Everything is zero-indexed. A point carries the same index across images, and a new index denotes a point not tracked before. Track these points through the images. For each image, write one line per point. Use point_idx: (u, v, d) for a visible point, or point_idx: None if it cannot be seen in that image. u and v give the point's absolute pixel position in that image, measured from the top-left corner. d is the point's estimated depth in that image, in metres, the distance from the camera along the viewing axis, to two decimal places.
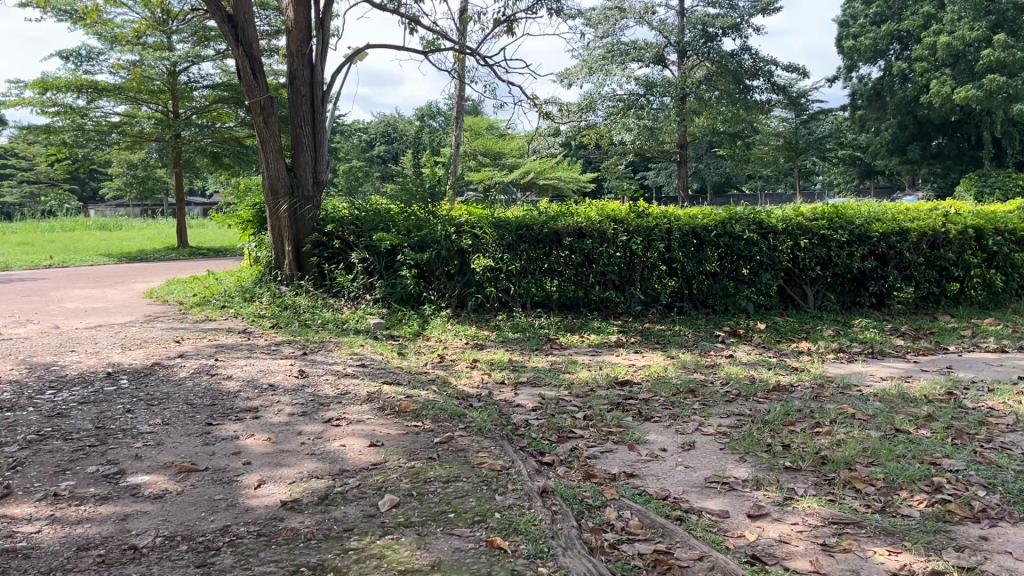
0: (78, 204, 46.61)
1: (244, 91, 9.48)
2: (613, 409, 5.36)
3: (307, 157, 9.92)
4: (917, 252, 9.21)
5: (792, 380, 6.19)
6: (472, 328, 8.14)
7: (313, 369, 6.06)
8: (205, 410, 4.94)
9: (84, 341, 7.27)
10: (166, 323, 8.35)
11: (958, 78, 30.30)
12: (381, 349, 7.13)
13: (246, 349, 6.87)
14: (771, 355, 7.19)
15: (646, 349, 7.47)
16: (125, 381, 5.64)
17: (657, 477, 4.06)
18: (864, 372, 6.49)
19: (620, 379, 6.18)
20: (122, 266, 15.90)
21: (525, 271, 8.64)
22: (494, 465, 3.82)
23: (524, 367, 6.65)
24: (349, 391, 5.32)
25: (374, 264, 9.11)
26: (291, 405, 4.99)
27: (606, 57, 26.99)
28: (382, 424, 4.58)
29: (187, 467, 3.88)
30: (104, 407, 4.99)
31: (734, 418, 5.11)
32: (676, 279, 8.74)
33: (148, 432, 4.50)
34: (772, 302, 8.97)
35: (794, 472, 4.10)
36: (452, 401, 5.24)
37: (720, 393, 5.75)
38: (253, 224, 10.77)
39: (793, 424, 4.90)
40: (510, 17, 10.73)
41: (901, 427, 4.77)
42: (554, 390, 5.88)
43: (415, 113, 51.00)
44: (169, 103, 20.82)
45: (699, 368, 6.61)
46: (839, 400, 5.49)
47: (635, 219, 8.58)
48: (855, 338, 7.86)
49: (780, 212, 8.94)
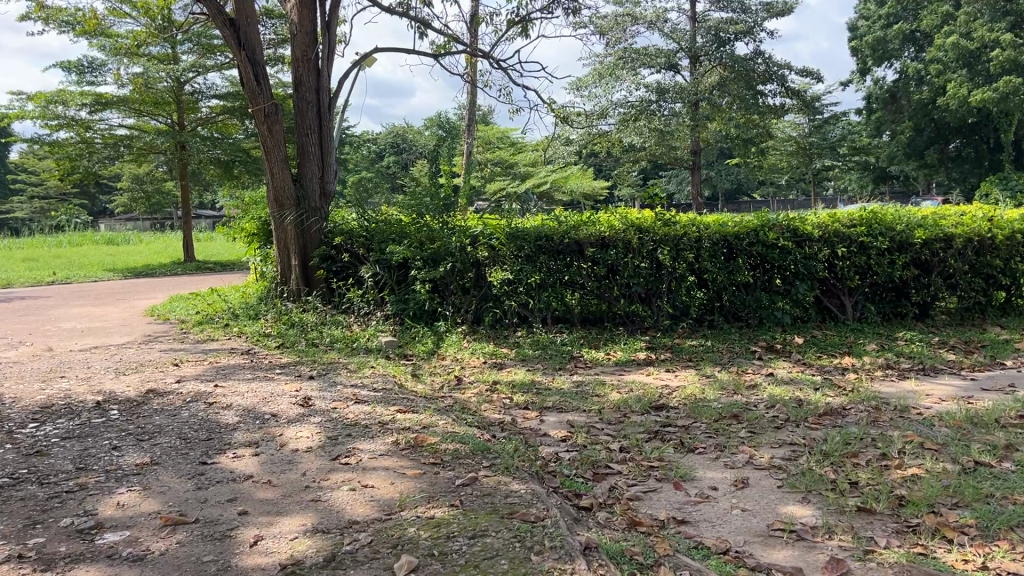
0: (89, 219, 46.46)
1: (248, 97, 9.02)
2: (650, 439, 4.83)
3: (314, 166, 9.46)
4: (962, 259, 8.67)
5: (844, 402, 5.64)
6: (490, 345, 7.64)
7: (319, 394, 5.56)
8: (199, 445, 4.45)
9: (77, 365, 6.78)
10: (165, 344, 7.88)
11: (974, 80, 29.56)
12: (393, 371, 6.61)
13: (249, 373, 6.38)
14: (814, 374, 6.64)
15: (679, 367, 6.95)
16: (114, 412, 5.15)
17: (711, 524, 3.54)
18: (921, 391, 5.94)
19: (655, 403, 5.65)
20: (124, 282, 15.43)
21: (545, 284, 8.13)
22: (527, 515, 3.30)
23: (548, 389, 6.12)
24: (359, 420, 4.81)
25: (385, 279, 8.61)
26: (295, 438, 4.48)
27: (617, 64, 26.54)
28: (397, 461, 4.06)
29: (173, 519, 3.38)
30: (88, 444, 4.51)
31: (789, 449, 4.59)
32: (706, 290, 8.22)
33: (134, 474, 4.01)
34: (808, 314, 8.43)
35: (868, 516, 3.58)
36: (472, 431, 4.72)
37: (767, 418, 5.22)
38: (259, 238, 10.28)
39: (857, 456, 4.37)
40: (523, 18, 10.28)
41: (980, 458, 4.25)
42: (584, 416, 5.37)
43: (426, 122, 50.73)
44: (175, 115, 20.38)
45: (740, 390, 6.06)
46: (900, 426, 4.94)
47: (661, 227, 8.08)
48: (902, 352, 7.32)
49: (815, 218, 8.45)
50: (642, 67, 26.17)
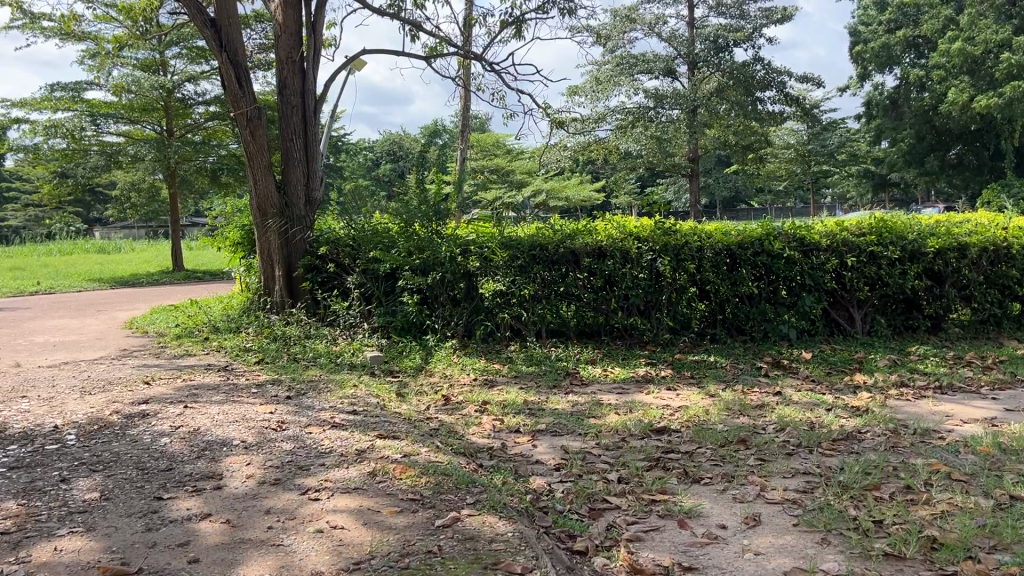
0: (84, 227, 46.14)
1: (229, 101, 8.62)
2: (651, 469, 4.44)
3: (299, 173, 9.06)
4: (976, 270, 8.29)
5: (859, 425, 5.24)
6: (480, 361, 7.25)
7: (294, 418, 5.16)
8: (157, 477, 4.01)
9: (41, 383, 6.37)
10: (139, 360, 7.46)
11: (977, 86, 29.10)
12: (377, 390, 6.19)
13: (222, 393, 5.97)
14: (823, 393, 6.26)
15: (681, 385, 6.56)
16: (70, 439, 4.72)
17: (722, 571, 3.14)
18: (941, 413, 5.57)
19: (655, 425, 5.26)
20: (106, 292, 14.99)
21: (539, 296, 7.76)
22: (513, 566, 2.93)
23: (543, 410, 5.73)
24: (334, 448, 4.41)
25: (372, 289, 8.24)
26: (262, 470, 4.07)
27: (615, 70, 26.16)
28: (372, 497, 3.65)
29: (114, 570, 2.97)
30: (35, 474, 4.07)
31: (802, 479, 4.21)
32: (708, 303, 7.86)
33: (79, 512, 3.57)
34: (816, 327, 8.05)
35: (897, 562, 3.20)
36: (457, 460, 4.32)
37: (778, 443, 4.84)
38: (242, 247, 9.88)
39: (879, 489, 3.97)
40: (518, 18, 9.91)
41: (1016, 492, 3.86)
42: (580, 441, 4.99)
43: (422, 130, 50.53)
44: (165, 121, 20.00)
45: (747, 411, 5.67)
46: (923, 452, 4.56)
47: (661, 236, 7.70)
48: (916, 368, 6.94)
49: (822, 226, 8.08)
50: (640, 73, 25.91)
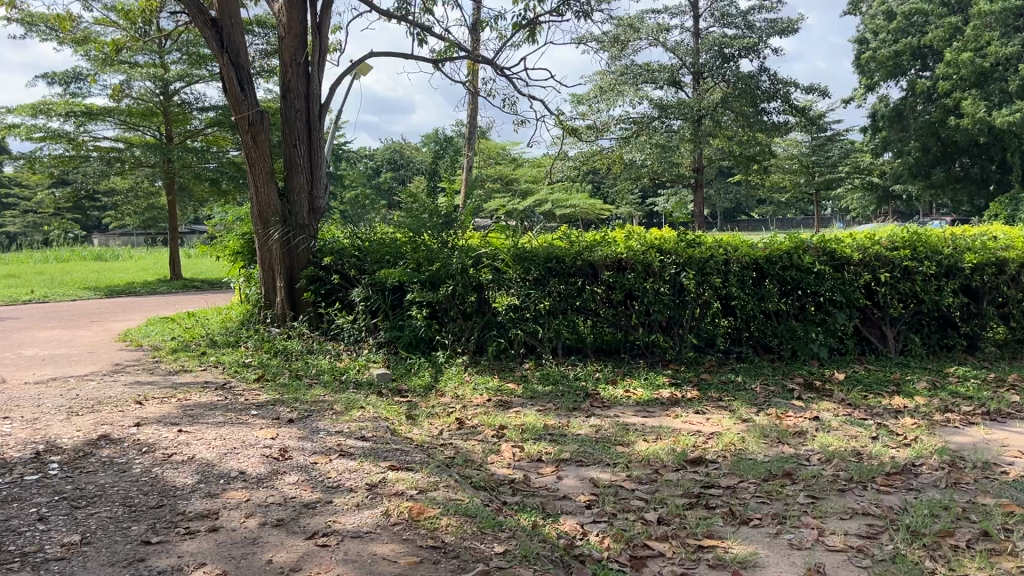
0: (80, 235, 45.52)
1: (230, 105, 8.22)
2: (693, 507, 4.01)
3: (302, 179, 8.65)
4: (1016, 286, 7.87)
5: (911, 456, 4.83)
6: (494, 379, 6.83)
7: (298, 445, 4.73)
8: (146, 517, 3.58)
9: (25, 403, 5.93)
10: (133, 376, 7.03)
11: (987, 99, 28.80)
12: (385, 413, 5.76)
13: (220, 415, 5.54)
14: (864, 418, 5.84)
15: (710, 408, 6.13)
16: (52, 469, 4.28)
17: None
18: (996, 442, 5.17)
19: (689, 455, 4.84)
20: (98, 303, 14.48)
21: (555, 310, 7.33)
22: None
23: (565, 437, 5.29)
24: (344, 482, 4.00)
25: (377, 303, 7.79)
26: (258, 511, 3.62)
27: (618, 80, 25.90)
28: (388, 543, 3.25)
29: None
30: (9, 512, 3.62)
31: (864, 521, 3.80)
32: (733, 319, 7.46)
33: (55, 560, 3.13)
34: (847, 346, 7.63)
35: None
36: (479, 497, 3.90)
37: (828, 477, 4.43)
38: (242, 256, 9.46)
39: (953, 535, 3.56)
40: (530, 21, 9.54)
41: None
42: (609, 473, 4.57)
43: (423, 139, 50.04)
44: (165, 127, 19.63)
45: (785, 438, 5.24)
46: (990, 490, 4.15)
47: (684, 249, 7.28)
48: (957, 391, 6.53)
49: (853, 240, 7.69)
50: (644, 82, 25.51)
